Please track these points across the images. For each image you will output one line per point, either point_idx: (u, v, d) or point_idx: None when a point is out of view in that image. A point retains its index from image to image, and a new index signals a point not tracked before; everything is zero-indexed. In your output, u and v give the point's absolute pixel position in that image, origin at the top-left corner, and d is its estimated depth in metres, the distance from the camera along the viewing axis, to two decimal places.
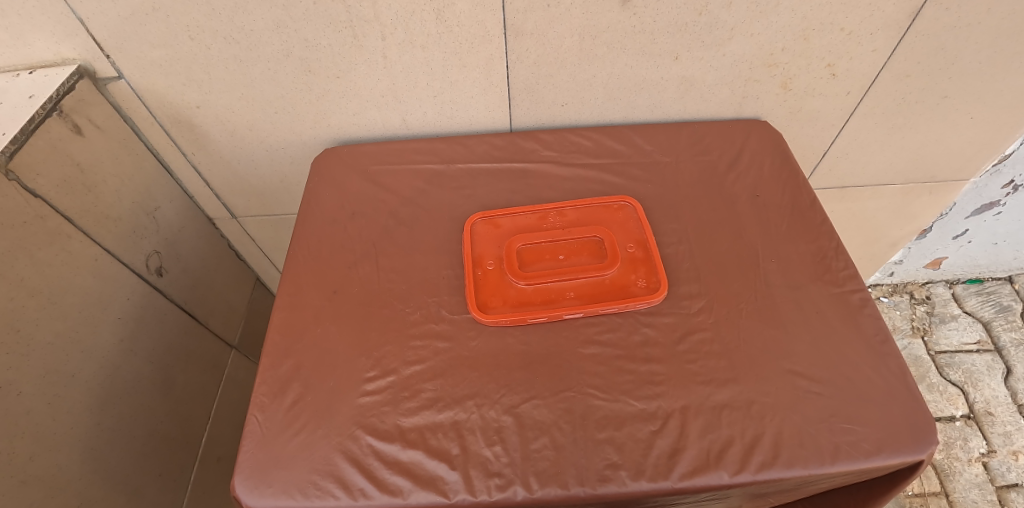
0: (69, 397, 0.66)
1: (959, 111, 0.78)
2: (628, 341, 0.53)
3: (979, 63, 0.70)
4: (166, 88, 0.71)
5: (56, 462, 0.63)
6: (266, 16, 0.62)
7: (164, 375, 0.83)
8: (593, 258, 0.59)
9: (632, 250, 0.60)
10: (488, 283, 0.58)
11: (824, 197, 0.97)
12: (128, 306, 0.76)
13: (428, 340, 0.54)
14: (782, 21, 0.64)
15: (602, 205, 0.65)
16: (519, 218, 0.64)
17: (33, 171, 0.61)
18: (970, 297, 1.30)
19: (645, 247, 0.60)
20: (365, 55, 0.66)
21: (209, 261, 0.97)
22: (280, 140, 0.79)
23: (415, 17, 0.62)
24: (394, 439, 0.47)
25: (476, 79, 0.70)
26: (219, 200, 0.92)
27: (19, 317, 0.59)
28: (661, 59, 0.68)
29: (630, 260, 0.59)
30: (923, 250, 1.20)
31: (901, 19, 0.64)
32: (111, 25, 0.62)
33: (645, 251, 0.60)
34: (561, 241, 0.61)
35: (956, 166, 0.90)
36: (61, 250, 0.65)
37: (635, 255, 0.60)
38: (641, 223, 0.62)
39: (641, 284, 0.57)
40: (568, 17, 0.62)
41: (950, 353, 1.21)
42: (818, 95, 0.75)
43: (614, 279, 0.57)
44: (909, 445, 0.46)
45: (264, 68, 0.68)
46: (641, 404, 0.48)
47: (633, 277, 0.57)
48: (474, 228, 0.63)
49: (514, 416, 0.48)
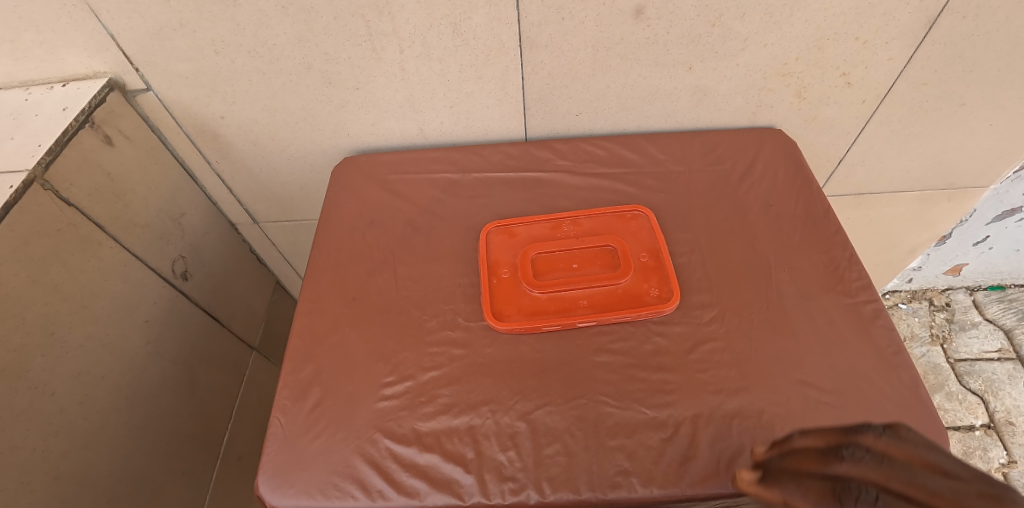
0: (100, 396, 0.69)
1: (977, 119, 0.77)
2: (640, 350, 0.54)
3: (999, 70, 0.69)
4: (192, 100, 0.73)
5: (88, 459, 0.67)
6: (289, 31, 0.64)
7: (188, 375, 0.86)
8: (606, 267, 0.60)
9: (644, 259, 0.61)
10: (502, 290, 0.59)
11: (839, 204, 0.97)
12: (155, 309, 0.79)
13: (444, 347, 0.55)
14: (796, 31, 0.65)
15: (615, 214, 0.66)
16: (534, 227, 0.66)
17: (66, 181, 0.65)
18: (992, 304, 1.27)
19: (657, 256, 0.61)
20: (384, 68, 0.68)
21: (232, 265, 1.00)
22: (300, 149, 0.81)
23: (433, 31, 0.64)
24: (410, 442, 0.49)
25: (491, 90, 0.72)
26: (242, 207, 0.94)
27: (53, 320, 0.63)
28: (674, 69, 0.69)
29: (643, 268, 0.60)
30: (941, 257, 1.18)
31: (916, 28, 0.64)
32: (141, 40, 0.65)
33: (658, 260, 0.61)
34: (574, 249, 0.62)
35: (976, 173, 0.89)
36: (92, 256, 0.68)
37: (648, 265, 0.60)
38: (654, 232, 0.63)
39: (654, 293, 0.58)
40: (581, 29, 0.64)
41: (970, 361, 1.19)
42: (833, 103, 0.75)
43: (627, 287, 0.58)
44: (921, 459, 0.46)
45: (286, 81, 0.70)
46: (653, 412, 0.49)
47: (646, 286, 0.58)
48: (489, 237, 0.65)
49: (528, 422, 0.49)
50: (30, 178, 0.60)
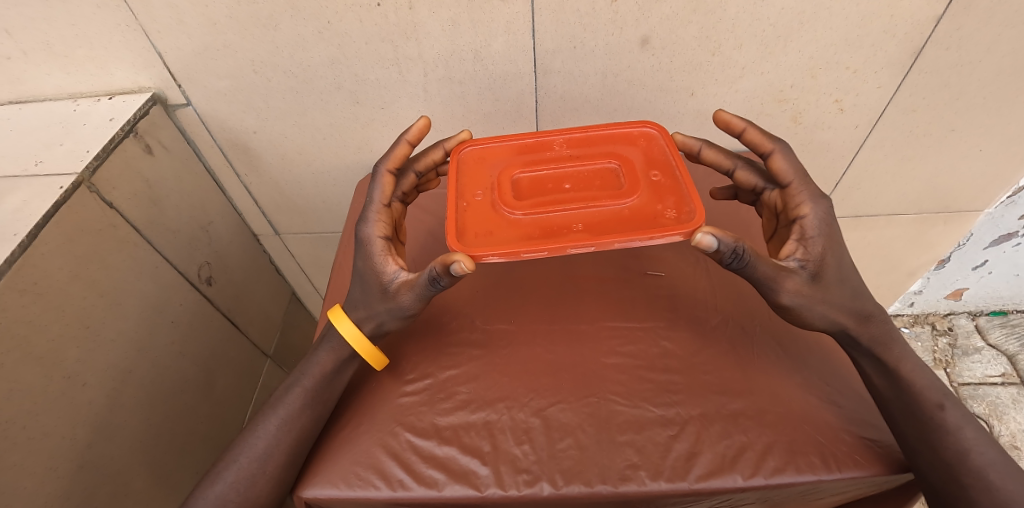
0: (124, 392, 0.72)
1: (967, 144, 0.82)
2: (648, 353, 0.57)
3: (984, 98, 0.74)
4: (228, 115, 0.79)
5: (109, 451, 0.70)
6: (322, 54, 0.69)
7: (206, 378, 0.90)
8: (608, 190, 0.56)
9: (655, 178, 0.56)
10: (477, 218, 0.54)
11: (838, 225, 1.01)
12: (180, 311, 0.83)
13: (462, 347, 0.59)
14: (790, 60, 0.70)
15: (621, 133, 0.61)
16: (518, 154, 0.61)
17: (109, 185, 0.70)
18: (994, 329, 1.29)
19: (671, 175, 0.56)
20: (408, 89, 0.74)
21: (252, 274, 1.04)
22: (325, 165, 0.86)
23: (455, 56, 0.69)
24: (430, 435, 0.51)
25: (507, 112, 0.77)
26: (265, 218, 0.99)
27: (89, 315, 0.67)
28: (678, 95, 0.74)
29: (654, 188, 0.55)
30: (942, 281, 1.21)
31: (903, 58, 0.69)
32: (185, 59, 0.71)
33: (672, 180, 0.55)
34: (569, 175, 0.58)
35: (969, 197, 0.93)
36: (127, 256, 0.73)
37: (661, 184, 0.56)
38: (667, 149, 0.58)
39: (670, 214, 0.52)
40: (592, 56, 0.69)
41: (973, 385, 1.21)
42: (827, 128, 0.80)
43: (634, 207, 0.53)
44: (920, 456, 0.47)
45: (316, 99, 0.76)
46: (660, 410, 0.52)
47: (659, 207, 0.53)
48: (464, 166, 0.60)
49: (542, 418, 0.52)
50: (78, 181, 0.65)
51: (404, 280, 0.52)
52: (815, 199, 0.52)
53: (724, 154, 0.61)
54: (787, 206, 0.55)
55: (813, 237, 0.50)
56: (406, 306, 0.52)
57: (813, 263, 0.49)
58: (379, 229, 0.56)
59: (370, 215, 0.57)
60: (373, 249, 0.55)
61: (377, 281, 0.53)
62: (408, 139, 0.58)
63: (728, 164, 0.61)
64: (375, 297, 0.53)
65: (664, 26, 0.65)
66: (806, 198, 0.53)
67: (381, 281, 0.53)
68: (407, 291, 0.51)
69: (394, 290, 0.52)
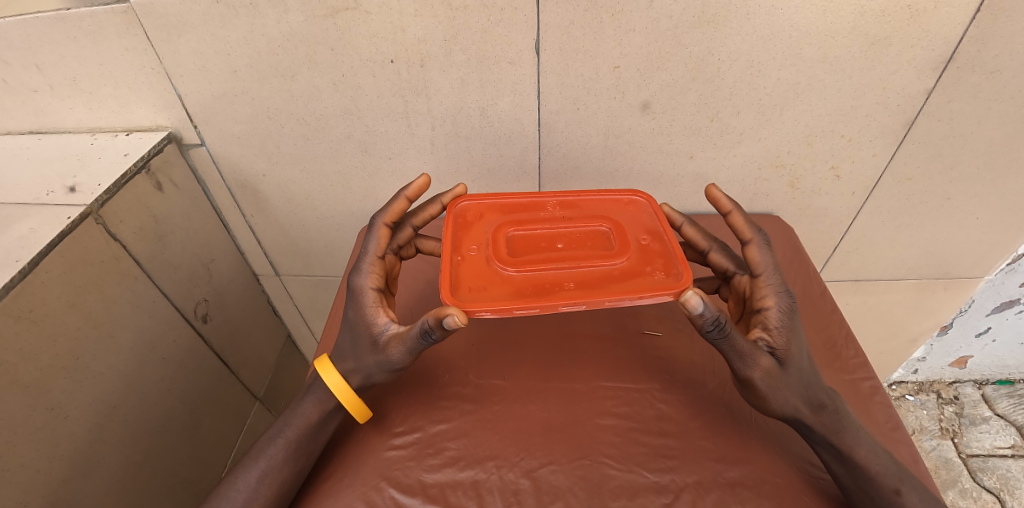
0: (106, 427, 0.71)
1: (964, 212, 0.83)
2: (642, 415, 0.56)
3: (979, 168, 0.76)
4: (240, 157, 0.81)
5: (81, 488, 0.67)
6: (336, 104, 0.72)
7: (191, 415, 0.87)
8: (598, 250, 0.57)
9: (645, 241, 0.57)
10: (471, 272, 0.54)
11: (838, 289, 1.01)
12: (173, 346, 0.82)
13: (455, 401, 0.58)
14: (787, 128, 0.72)
15: (614, 198, 0.63)
16: (512, 212, 0.63)
17: (117, 218, 0.71)
18: (1001, 399, 1.26)
19: (661, 239, 0.57)
20: (416, 141, 0.76)
21: (249, 312, 1.03)
22: (330, 209, 0.88)
23: (462, 113, 0.72)
24: (415, 493, 0.49)
25: (510, 167, 0.79)
26: (267, 258, 0.99)
27: (80, 346, 0.66)
28: (678, 157, 0.76)
29: (644, 251, 0.56)
30: (945, 348, 1.19)
31: (896, 129, 0.72)
32: (205, 102, 0.74)
33: (662, 244, 0.57)
34: (561, 233, 0.59)
35: (967, 264, 0.94)
36: (127, 289, 0.73)
37: (651, 247, 0.57)
38: (657, 214, 0.60)
39: (658, 276, 0.53)
40: (594, 119, 0.72)
41: (982, 457, 1.17)
42: (823, 194, 0.82)
43: (624, 268, 0.54)
44: None
45: (327, 146, 0.78)
46: (654, 476, 0.50)
47: (648, 268, 0.54)
48: (457, 220, 0.61)
49: (532, 480, 0.50)
50: (86, 212, 0.66)
51: (394, 333, 0.52)
52: (780, 291, 0.52)
53: (702, 233, 0.61)
54: (750, 295, 0.55)
55: (777, 327, 0.50)
56: (394, 360, 0.51)
57: (778, 350, 0.49)
58: (372, 282, 0.56)
59: (364, 266, 0.57)
60: (365, 301, 0.55)
61: (368, 334, 0.53)
62: (407, 195, 0.59)
63: (704, 244, 0.61)
64: (366, 350, 0.53)
65: (664, 93, 0.68)
66: (771, 290, 0.52)
67: (372, 333, 0.53)
68: (396, 345, 0.50)
69: (384, 342, 0.52)
